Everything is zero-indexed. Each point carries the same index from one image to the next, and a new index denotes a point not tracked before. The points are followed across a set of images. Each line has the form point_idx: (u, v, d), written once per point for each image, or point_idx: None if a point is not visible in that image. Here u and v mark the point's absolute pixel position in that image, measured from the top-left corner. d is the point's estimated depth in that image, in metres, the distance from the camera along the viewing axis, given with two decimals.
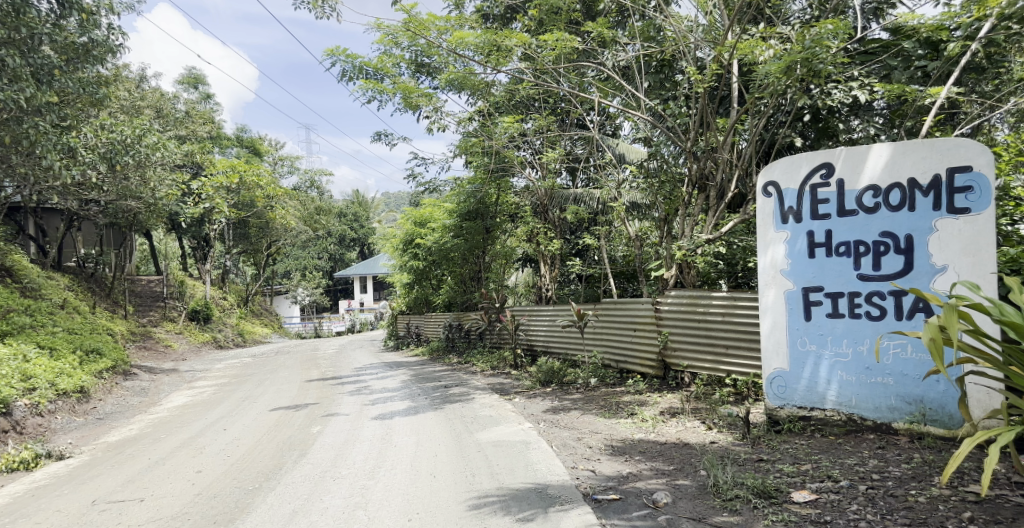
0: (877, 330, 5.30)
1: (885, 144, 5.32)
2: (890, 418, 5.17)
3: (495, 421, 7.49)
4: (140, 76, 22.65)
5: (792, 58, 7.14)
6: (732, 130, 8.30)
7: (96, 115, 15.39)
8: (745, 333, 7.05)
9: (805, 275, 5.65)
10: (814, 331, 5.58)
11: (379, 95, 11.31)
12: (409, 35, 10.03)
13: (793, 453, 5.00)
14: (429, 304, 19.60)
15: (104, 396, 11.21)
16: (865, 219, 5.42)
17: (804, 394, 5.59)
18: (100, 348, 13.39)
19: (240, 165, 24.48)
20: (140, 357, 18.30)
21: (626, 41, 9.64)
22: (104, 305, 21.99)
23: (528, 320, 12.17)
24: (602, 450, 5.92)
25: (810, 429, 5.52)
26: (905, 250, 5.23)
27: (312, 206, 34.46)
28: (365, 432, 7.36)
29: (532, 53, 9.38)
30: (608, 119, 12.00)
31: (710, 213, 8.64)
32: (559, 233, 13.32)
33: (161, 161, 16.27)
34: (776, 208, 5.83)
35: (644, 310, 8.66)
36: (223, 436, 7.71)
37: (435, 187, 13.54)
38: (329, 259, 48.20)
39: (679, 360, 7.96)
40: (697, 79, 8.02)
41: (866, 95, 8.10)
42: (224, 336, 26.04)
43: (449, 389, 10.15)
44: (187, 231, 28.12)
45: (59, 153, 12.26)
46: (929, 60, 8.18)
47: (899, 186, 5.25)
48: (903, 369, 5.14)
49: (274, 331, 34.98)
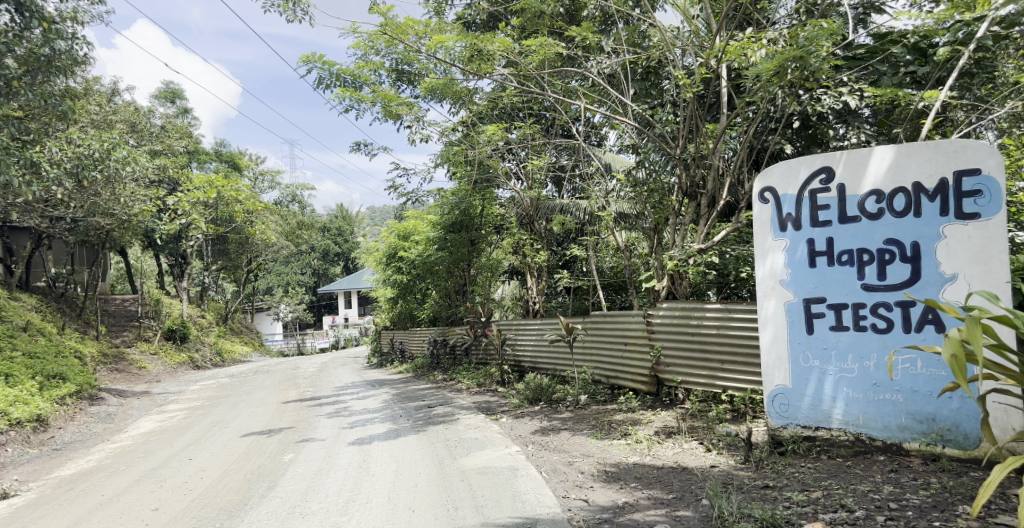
0: (884, 343, 4.98)
1: (888, 146, 5.02)
2: (900, 438, 4.85)
3: (481, 445, 7.06)
4: (113, 90, 22.12)
5: (787, 57, 6.56)
6: (723, 135, 7.95)
7: (64, 128, 14.93)
8: (742, 347, 6.73)
9: (805, 286, 5.34)
10: (817, 345, 5.26)
11: (357, 104, 10.94)
12: (387, 41, 9.69)
13: (801, 478, 4.65)
14: (414, 319, 19.17)
15: (64, 424, 10.71)
16: (869, 226, 5.11)
17: (808, 412, 5.25)
18: (63, 372, 12.79)
19: (217, 180, 23.84)
20: (111, 380, 17.65)
21: (613, 47, 9.39)
22: (75, 326, 21.34)
23: (515, 335, 11.79)
24: (595, 477, 5.54)
25: (815, 450, 5.17)
26: (911, 258, 4.92)
27: (295, 221, 33.86)
28: (342, 461, 6.93)
29: (513, 60, 9.08)
30: (593, 129, 11.63)
31: (702, 222, 8.26)
32: (546, 245, 12.99)
33: (133, 176, 15.83)
34: (774, 216, 5.53)
35: (636, 324, 8.31)
36: (187, 467, 7.31)
37: (418, 198, 13.14)
38: (313, 275, 47.64)
39: (672, 375, 7.61)
40: (685, 83, 7.71)
41: (856, 101, 7.90)
42: (201, 356, 25.37)
43: (433, 410, 9.72)
44: (164, 247, 27.50)
45: (21, 168, 11.85)
46: (917, 66, 7.91)
47: (903, 191, 4.95)
48: (914, 385, 4.82)
49: (256, 349, 34.20)
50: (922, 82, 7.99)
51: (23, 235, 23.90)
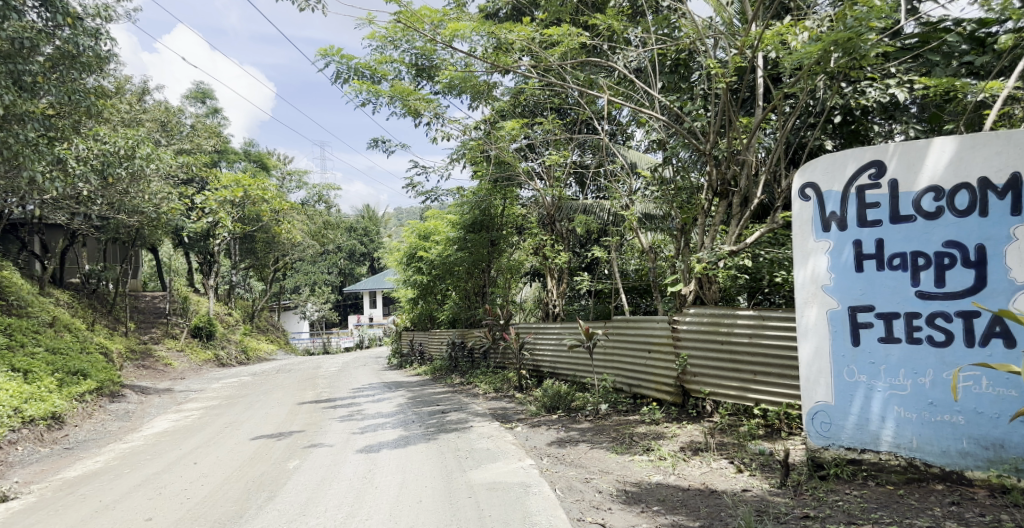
0: (942, 358, 4.45)
1: (949, 137, 4.47)
2: (962, 465, 4.31)
3: (493, 456, 6.62)
4: (143, 89, 22.22)
5: (834, 38, 5.96)
6: (758, 129, 7.39)
7: (93, 125, 14.88)
8: (777, 357, 6.22)
9: (851, 292, 4.81)
10: (864, 358, 4.74)
11: (375, 99, 10.59)
12: (408, 33, 9.32)
13: (847, 509, 4.16)
14: (433, 319, 18.83)
15: (80, 421, 10.55)
16: (925, 226, 4.56)
17: (853, 433, 4.73)
18: (85, 369, 12.71)
19: (244, 179, 23.76)
20: (135, 376, 17.65)
21: (642, 37, 8.87)
22: (104, 322, 21.48)
23: (534, 339, 11.34)
24: (614, 497, 5.06)
25: (861, 475, 4.64)
26: (975, 263, 4.38)
27: (321, 221, 33.76)
28: (347, 470, 6.55)
29: (536, 51, 8.60)
30: (618, 127, 11.11)
31: (733, 222, 7.69)
32: (568, 246, 12.45)
33: (159, 173, 15.71)
34: (815, 215, 5.00)
35: (660, 330, 7.81)
36: (190, 472, 7.02)
37: (437, 197, 12.77)
38: (339, 274, 47.86)
39: (700, 386, 7.10)
40: (718, 73, 7.17)
41: (905, 94, 7.32)
42: (227, 354, 25.36)
43: (446, 416, 9.31)
44: (193, 245, 27.61)
45: (47, 164, 11.71)
46: (974, 56, 7.28)
47: (967, 187, 4.40)
48: (978, 406, 4.29)
49: (281, 347, 34.29)
50: (980, 74, 7.35)
51: (57, 232, 24.18)
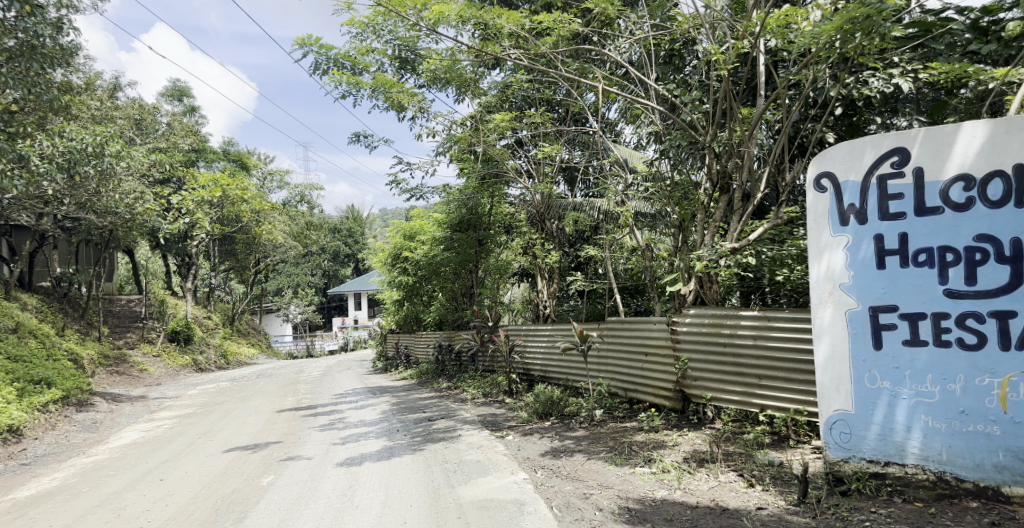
0: (974, 362, 4.18)
1: (980, 122, 4.20)
2: (998, 480, 4.04)
3: (483, 470, 6.17)
4: (115, 86, 21.46)
5: (849, 17, 5.60)
6: (760, 120, 7.03)
7: (60, 121, 14.20)
8: (784, 361, 5.85)
9: (872, 291, 4.52)
10: (887, 363, 4.44)
11: (355, 91, 10.09)
12: (389, 17, 8.81)
13: None
14: (419, 321, 18.34)
15: (41, 434, 9.95)
16: (954, 219, 4.29)
17: (876, 444, 4.44)
18: (50, 377, 12.08)
19: (223, 178, 23.05)
20: (108, 383, 17.00)
21: (634, 23, 8.49)
22: (76, 327, 20.73)
23: (524, 341, 10.93)
24: (616, 516, 4.66)
25: (887, 491, 4.31)
26: (1009, 259, 4.12)
27: (304, 222, 33.01)
28: (325, 486, 6.08)
29: (524, 37, 8.15)
30: (609, 121, 10.70)
31: (734, 218, 7.31)
32: (558, 245, 12.02)
33: (130, 171, 15.02)
34: (832, 207, 4.70)
35: (658, 332, 7.42)
36: (155, 490, 6.51)
37: (422, 195, 12.31)
38: (323, 276, 47.20)
39: (701, 391, 6.72)
40: (719, 59, 6.74)
41: (910, 84, 6.93)
42: (205, 359, 24.64)
43: (433, 423, 8.85)
44: (171, 247, 26.83)
45: (8, 161, 11.04)
46: (979, 45, 6.80)
47: (1001, 176, 4.14)
48: (1015, 414, 4.03)
49: (262, 351, 33.57)
50: (989, 63, 6.81)
51: (26, 234, 23.38)
